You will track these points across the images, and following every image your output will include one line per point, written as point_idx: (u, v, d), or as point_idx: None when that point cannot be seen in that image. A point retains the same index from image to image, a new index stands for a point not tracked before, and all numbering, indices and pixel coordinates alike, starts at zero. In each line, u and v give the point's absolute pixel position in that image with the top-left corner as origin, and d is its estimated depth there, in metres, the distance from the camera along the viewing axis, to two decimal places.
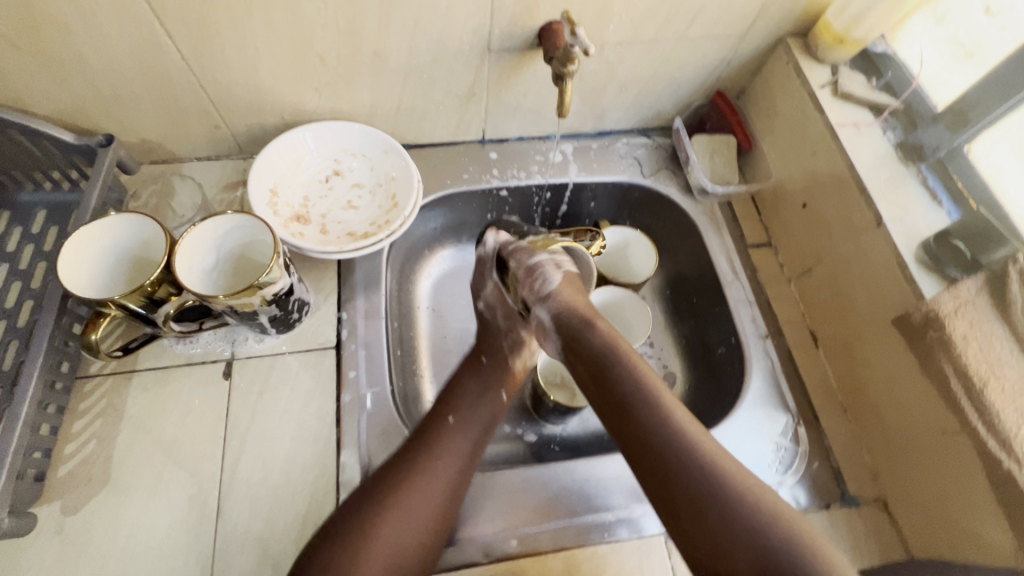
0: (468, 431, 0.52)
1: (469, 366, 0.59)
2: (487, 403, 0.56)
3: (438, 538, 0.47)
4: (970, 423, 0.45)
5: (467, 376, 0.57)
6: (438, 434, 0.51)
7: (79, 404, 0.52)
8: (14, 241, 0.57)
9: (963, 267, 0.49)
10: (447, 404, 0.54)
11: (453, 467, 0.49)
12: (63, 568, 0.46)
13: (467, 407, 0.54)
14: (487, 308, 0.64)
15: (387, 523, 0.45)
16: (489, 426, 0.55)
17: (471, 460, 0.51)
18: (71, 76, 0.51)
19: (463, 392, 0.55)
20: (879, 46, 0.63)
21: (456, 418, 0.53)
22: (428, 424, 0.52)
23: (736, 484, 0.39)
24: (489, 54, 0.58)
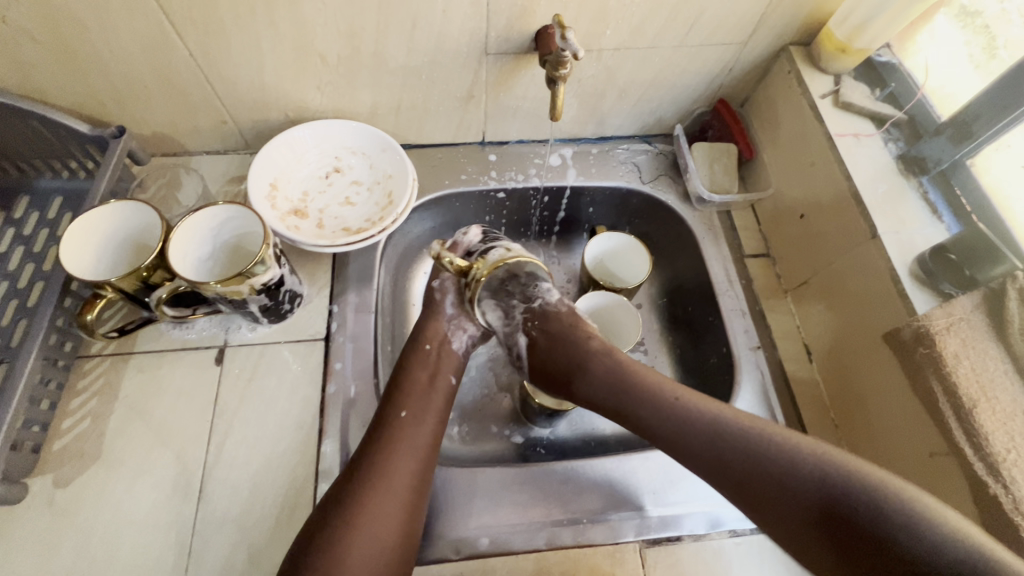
0: (425, 422, 0.52)
1: (412, 353, 0.56)
2: (437, 393, 0.54)
3: (413, 530, 0.47)
4: (957, 445, 0.43)
5: (416, 367, 0.55)
6: (391, 430, 0.50)
7: (78, 381, 0.54)
8: (31, 225, 0.61)
9: (958, 284, 0.48)
10: (398, 398, 0.52)
11: (411, 460, 0.49)
12: (52, 537, 0.48)
13: (418, 400, 0.53)
14: (438, 290, 0.60)
15: (359, 527, 0.45)
16: (442, 415, 0.54)
17: (428, 452, 0.50)
18: (87, 70, 0.54)
19: (413, 384, 0.54)
20: (884, 56, 0.62)
21: (408, 412, 0.52)
22: (381, 419, 0.51)
23: (749, 432, 0.45)
24: (487, 57, 0.59)
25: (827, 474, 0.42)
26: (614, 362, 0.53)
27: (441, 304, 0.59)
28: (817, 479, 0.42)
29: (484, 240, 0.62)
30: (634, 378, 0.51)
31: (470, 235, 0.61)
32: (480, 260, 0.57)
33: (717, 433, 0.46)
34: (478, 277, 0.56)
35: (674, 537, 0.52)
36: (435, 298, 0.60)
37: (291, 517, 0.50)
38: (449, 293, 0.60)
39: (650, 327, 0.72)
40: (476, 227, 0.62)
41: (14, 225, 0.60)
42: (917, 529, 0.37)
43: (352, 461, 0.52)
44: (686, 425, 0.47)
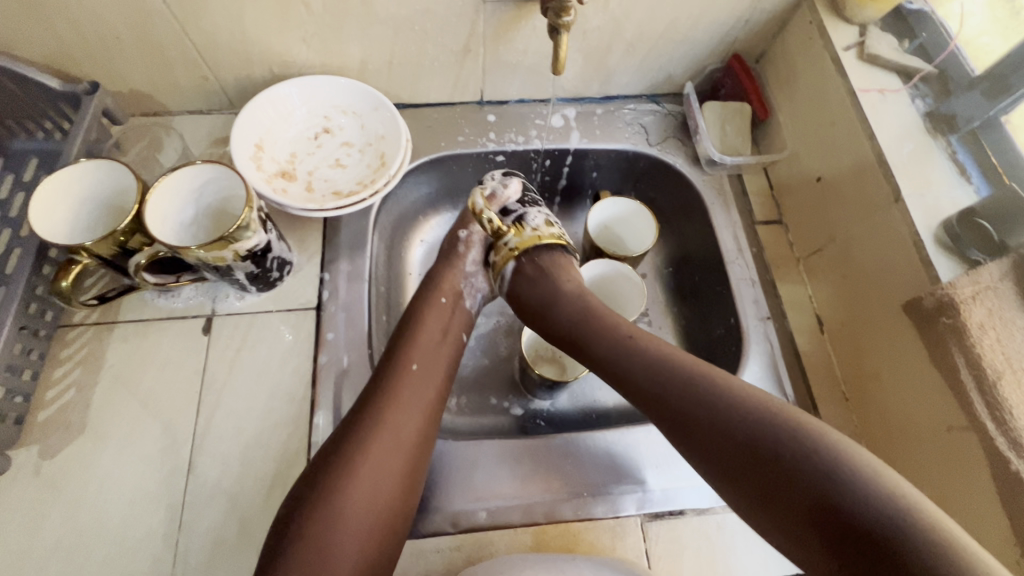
0: (433, 378, 0.50)
1: (426, 306, 0.55)
2: (448, 349, 0.53)
3: (413, 490, 0.45)
4: (979, 419, 0.41)
5: (429, 321, 0.53)
6: (400, 382, 0.48)
7: (60, 351, 0.52)
8: (5, 189, 0.58)
9: (987, 249, 0.45)
10: (408, 350, 0.51)
11: (418, 416, 0.47)
12: (39, 509, 0.47)
13: (428, 356, 0.51)
14: (463, 243, 0.59)
15: (360, 478, 0.43)
16: (450, 373, 0.53)
17: (435, 409, 0.49)
18: (53, 19, 0.50)
19: (424, 338, 0.52)
20: (914, 4, 0.57)
21: (418, 365, 0.50)
22: (388, 371, 0.49)
23: (703, 380, 0.43)
24: (484, 5, 0.54)
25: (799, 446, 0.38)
26: (589, 311, 0.52)
27: (463, 257, 0.59)
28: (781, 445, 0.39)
29: (521, 199, 0.59)
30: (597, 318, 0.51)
31: (510, 190, 0.57)
32: (518, 227, 0.57)
33: (698, 390, 0.43)
34: (508, 244, 0.56)
35: (676, 512, 0.50)
36: (457, 250, 0.59)
37: (284, 491, 0.48)
38: (473, 248, 0.59)
39: (655, 297, 0.70)
40: (517, 180, 0.58)
41: None
42: (868, 497, 0.35)
43: None
44: (664, 382, 0.44)
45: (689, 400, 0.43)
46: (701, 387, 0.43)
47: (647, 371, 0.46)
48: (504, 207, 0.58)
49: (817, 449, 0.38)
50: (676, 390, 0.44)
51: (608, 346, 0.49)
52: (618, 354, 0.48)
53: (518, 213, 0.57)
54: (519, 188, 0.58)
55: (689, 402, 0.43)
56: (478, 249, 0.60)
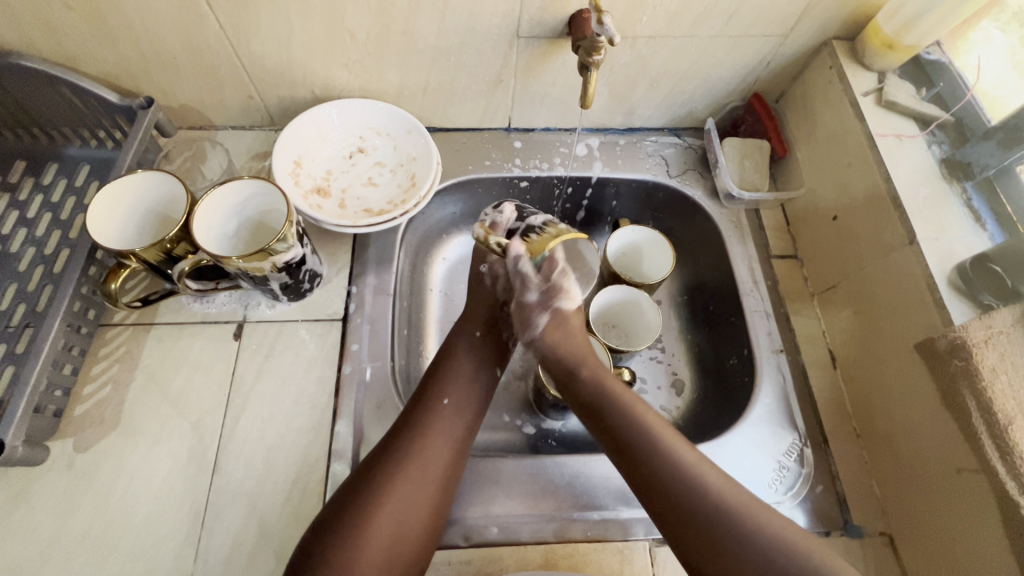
0: (464, 413, 0.52)
1: (461, 340, 0.57)
2: (481, 383, 0.55)
3: (438, 521, 0.47)
4: (989, 462, 0.42)
5: (464, 356, 0.56)
6: (431, 416, 0.50)
7: (99, 349, 0.55)
8: (58, 192, 0.61)
9: (999, 295, 0.46)
10: (443, 384, 0.53)
11: (447, 449, 0.49)
12: (70, 500, 0.49)
13: (461, 390, 0.53)
14: (488, 274, 0.62)
15: (386, 505, 0.45)
16: (481, 408, 0.54)
17: (465, 444, 0.51)
18: (119, 40, 0.54)
19: (458, 372, 0.54)
20: (933, 54, 0.60)
21: (450, 400, 0.52)
22: (423, 403, 0.51)
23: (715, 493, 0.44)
24: (518, 41, 0.57)
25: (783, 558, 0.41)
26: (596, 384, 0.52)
27: (492, 290, 0.61)
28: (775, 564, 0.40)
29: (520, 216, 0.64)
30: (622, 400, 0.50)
31: (505, 214, 0.63)
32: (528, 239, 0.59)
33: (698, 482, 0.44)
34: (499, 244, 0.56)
35: None
36: (484, 278, 0.62)
37: (304, 495, 0.50)
38: (498, 274, 0.62)
39: (669, 324, 0.71)
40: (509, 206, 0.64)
41: (42, 191, 0.61)
42: None
43: (365, 443, 0.52)
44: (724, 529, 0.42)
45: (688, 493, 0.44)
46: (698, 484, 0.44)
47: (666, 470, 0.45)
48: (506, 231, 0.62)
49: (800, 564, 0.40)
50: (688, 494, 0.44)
51: (620, 413, 0.49)
52: (637, 440, 0.47)
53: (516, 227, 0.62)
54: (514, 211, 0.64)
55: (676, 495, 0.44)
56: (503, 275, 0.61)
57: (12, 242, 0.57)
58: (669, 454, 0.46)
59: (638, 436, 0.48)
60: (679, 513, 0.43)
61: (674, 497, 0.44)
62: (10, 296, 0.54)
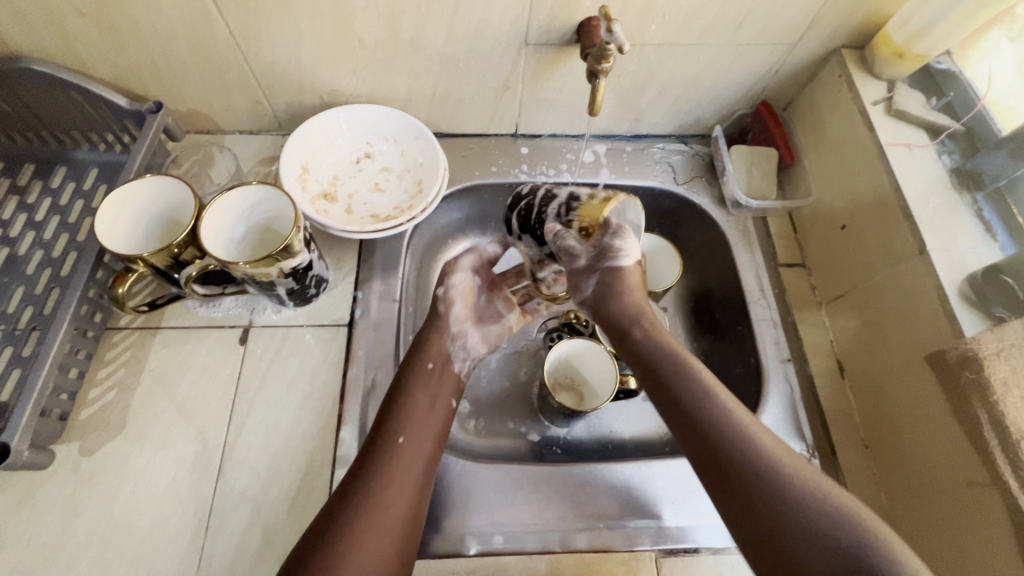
0: (422, 451, 0.47)
1: (409, 372, 0.52)
2: (437, 417, 0.50)
3: (403, 572, 0.42)
4: (1000, 476, 0.41)
5: (417, 388, 0.51)
6: (388, 459, 0.45)
7: (106, 352, 0.55)
8: (67, 195, 0.61)
9: (1011, 307, 0.46)
10: (395, 421, 0.48)
11: (407, 486, 0.45)
12: (75, 504, 0.48)
13: (416, 425, 0.49)
14: (443, 301, 0.58)
15: (349, 560, 0.40)
16: (441, 441, 0.50)
17: (426, 482, 0.46)
18: (129, 45, 0.54)
19: (413, 407, 0.50)
20: (943, 63, 0.59)
21: (406, 438, 0.47)
22: (376, 445, 0.46)
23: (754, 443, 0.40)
24: (526, 48, 0.57)
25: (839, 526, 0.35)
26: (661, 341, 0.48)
27: (447, 317, 0.57)
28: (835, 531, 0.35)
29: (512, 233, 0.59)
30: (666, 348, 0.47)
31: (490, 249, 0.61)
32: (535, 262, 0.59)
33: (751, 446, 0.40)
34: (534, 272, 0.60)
35: (690, 549, 0.51)
36: (438, 310, 0.57)
37: (308, 501, 0.50)
38: (455, 304, 0.58)
39: (675, 331, 0.71)
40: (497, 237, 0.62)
41: (50, 194, 0.61)
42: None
43: None
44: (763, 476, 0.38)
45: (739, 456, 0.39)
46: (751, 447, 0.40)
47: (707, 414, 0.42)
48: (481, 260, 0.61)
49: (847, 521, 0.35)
50: (734, 442, 0.40)
51: (664, 358, 0.47)
52: (677, 383, 0.44)
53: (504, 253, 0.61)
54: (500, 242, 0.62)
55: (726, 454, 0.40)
56: (463, 302, 0.58)
57: (20, 245, 0.57)
58: (706, 395, 0.43)
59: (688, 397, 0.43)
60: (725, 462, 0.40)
61: (713, 441, 0.41)
62: (18, 299, 0.54)
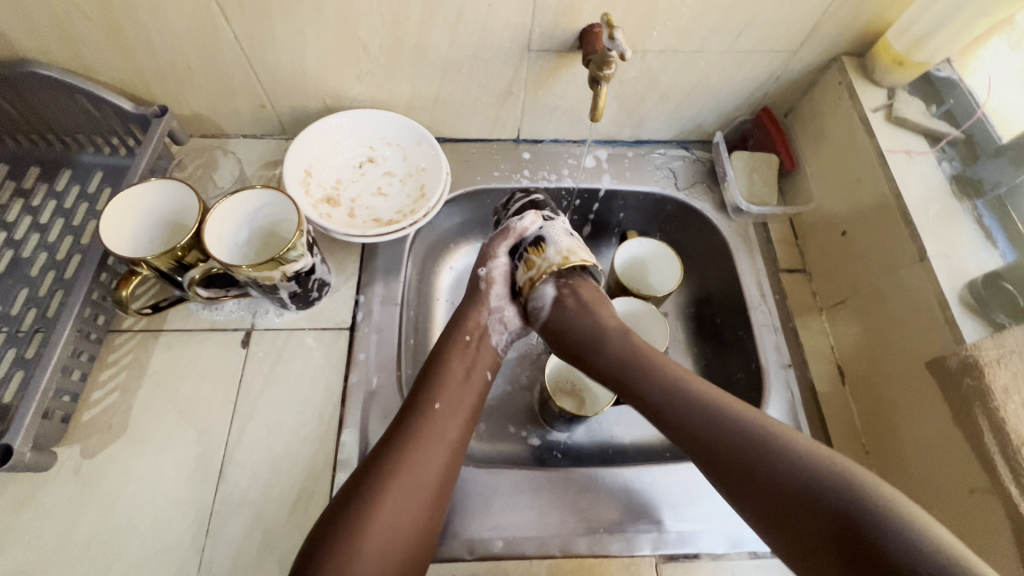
0: (457, 417, 0.51)
1: (450, 345, 0.56)
2: (472, 388, 0.54)
3: (435, 525, 0.46)
4: (1002, 482, 0.41)
5: (452, 359, 0.55)
6: (424, 423, 0.49)
7: (108, 355, 0.55)
8: (71, 198, 0.62)
9: (1011, 313, 0.46)
10: (431, 389, 0.52)
11: (441, 451, 0.48)
12: (76, 507, 0.49)
13: (452, 394, 0.52)
14: (484, 279, 0.59)
15: (382, 514, 0.44)
16: (475, 411, 0.53)
17: (459, 447, 0.50)
18: (136, 50, 0.55)
19: (448, 377, 0.53)
20: (943, 71, 0.60)
21: (441, 404, 0.51)
22: (413, 410, 0.50)
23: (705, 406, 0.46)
24: (528, 54, 0.58)
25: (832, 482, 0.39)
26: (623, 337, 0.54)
27: (486, 293, 0.59)
28: (836, 487, 0.39)
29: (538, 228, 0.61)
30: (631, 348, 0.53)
31: (525, 222, 0.60)
32: (538, 252, 0.59)
33: (730, 422, 0.44)
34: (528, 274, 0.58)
35: (691, 554, 0.51)
36: (480, 286, 0.59)
37: (309, 504, 0.50)
38: (496, 282, 0.59)
39: (677, 336, 0.71)
40: (533, 213, 0.60)
41: (55, 197, 0.61)
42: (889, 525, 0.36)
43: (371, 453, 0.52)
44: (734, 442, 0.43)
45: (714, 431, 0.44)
46: (730, 419, 0.44)
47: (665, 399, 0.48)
48: (518, 240, 0.60)
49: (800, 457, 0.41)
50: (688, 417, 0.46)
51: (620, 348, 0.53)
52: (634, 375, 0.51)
53: (537, 236, 0.59)
54: (536, 219, 0.60)
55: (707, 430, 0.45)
56: (503, 283, 0.60)
57: (24, 247, 0.57)
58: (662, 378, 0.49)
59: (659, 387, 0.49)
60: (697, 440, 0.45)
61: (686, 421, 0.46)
62: (22, 301, 0.54)
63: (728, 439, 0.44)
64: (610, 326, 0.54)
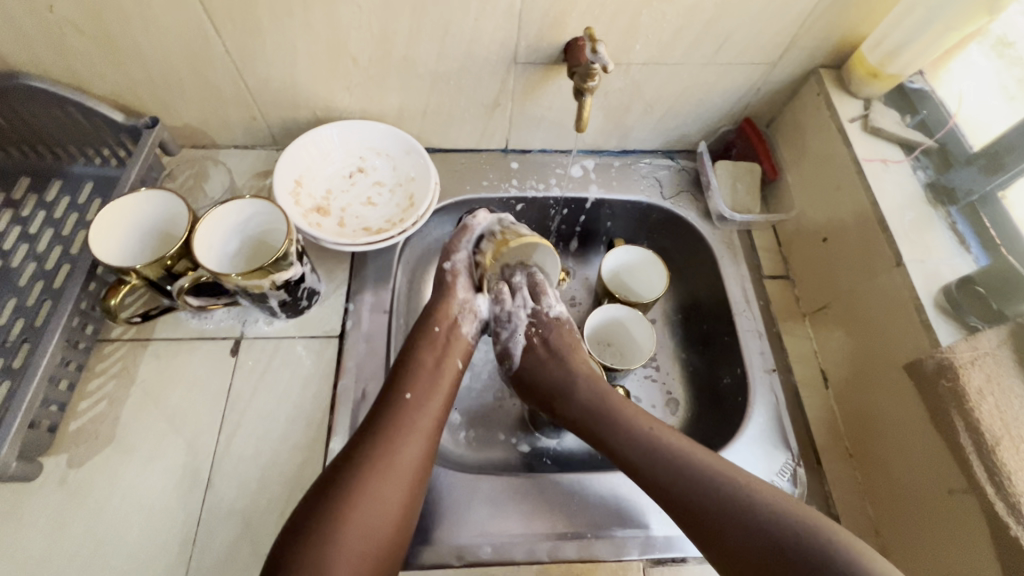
0: (427, 407, 0.51)
1: (421, 334, 0.56)
2: (443, 376, 0.54)
3: (410, 512, 0.47)
4: (978, 482, 0.42)
5: (422, 350, 0.55)
6: (397, 412, 0.50)
7: (97, 364, 0.55)
8: (61, 209, 0.62)
9: (984, 316, 0.47)
10: (403, 379, 0.52)
11: (416, 442, 0.49)
12: (62, 516, 0.48)
13: (425, 384, 0.52)
14: (450, 273, 0.60)
15: (358, 507, 0.44)
16: (448, 401, 0.54)
17: (433, 437, 0.50)
18: (128, 63, 0.56)
19: (420, 367, 0.53)
20: (916, 83, 0.62)
21: (414, 395, 0.51)
22: (385, 402, 0.50)
23: (668, 453, 0.48)
24: (515, 66, 0.59)
25: (802, 548, 0.41)
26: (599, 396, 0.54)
27: (453, 287, 0.60)
28: (761, 527, 0.43)
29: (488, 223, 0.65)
30: (608, 402, 0.53)
31: (479, 218, 0.62)
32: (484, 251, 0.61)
33: (686, 472, 0.47)
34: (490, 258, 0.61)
35: (678, 558, 0.51)
36: (446, 279, 0.61)
37: None
38: (461, 274, 0.61)
39: (664, 342, 0.71)
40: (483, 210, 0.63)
41: (45, 208, 0.62)
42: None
43: None
44: (696, 491, 0.46)
45: (676, 482, 0.47)
46: (686, 466, 0.47)
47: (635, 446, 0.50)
48: (476, 235, 0.62)
49: (746, 502, 0.44)
50: (659, 460, 0.48)
51: (584, 392, 0.55)
52: (597, 415, 0.53)
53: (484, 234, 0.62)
54: (488, 215, 0.63)
55: (688, 489, 0.46)
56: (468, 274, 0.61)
57: (13, 257, 0.58)
58: (628, 423, 0.51)
59: (634, 444, 0.50)
60: (676, 493, 0.47)
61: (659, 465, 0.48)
62: (10, 310, 0.54)
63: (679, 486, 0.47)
64: (579, 374, 0.56)
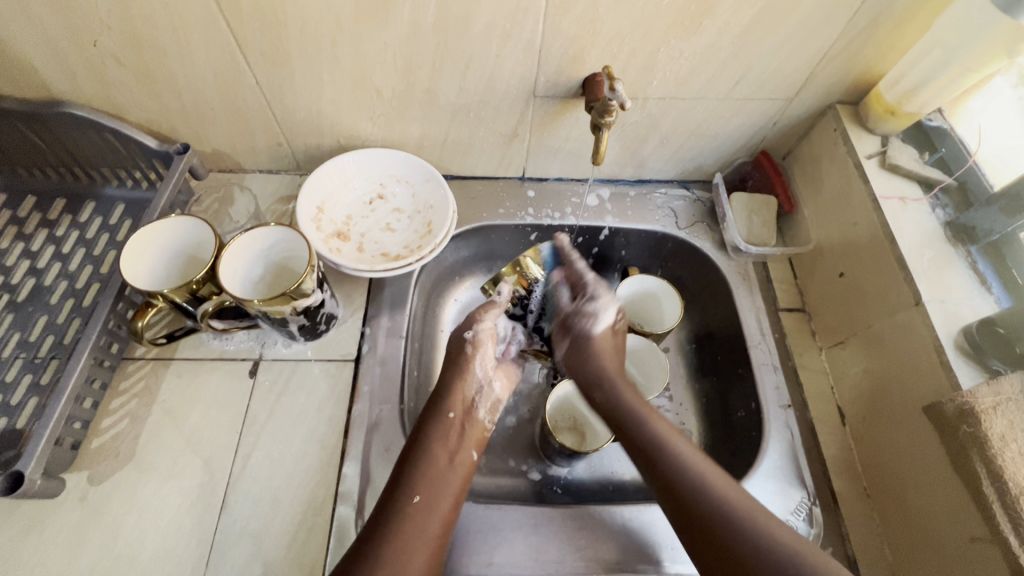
0: (437, 510, 0.49)
1: (433, 421, 0.55)
2: (455, 474, 0.52)
3: None
4: (1000, 532, 0.41)
5: (434, 443, 0.53)
6: (403, 519, 0.47)
7: (121, 382, 0.57)
8: (93, 229, 0.64)
9: (1008, 361, 0.46)
10: (411, 478, 0.50)
11: (420, 557, 0.46)
12: (80, 535, 0.49)
13: (430, 484, 0.50)
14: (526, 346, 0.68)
15: None
16: (456, 501, 0.51)
17: (439, 547, 0.48)
18: (163, 92, 0.58)
19: (430, 464, 0.51)
20: (935, 120, 0.62)
21: (421, 498, 0.49)
22: (391, 502, 0.48)
23: (698, 475, 0.48)
24: (534, 99, 0.60)
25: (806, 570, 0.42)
26: (632, 402, 0.56)
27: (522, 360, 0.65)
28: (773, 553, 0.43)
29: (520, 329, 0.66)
30: (638, 411, 0.55)
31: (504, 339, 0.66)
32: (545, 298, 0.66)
33: (715, 494, 0.47)
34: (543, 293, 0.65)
35: None
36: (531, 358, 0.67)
37: (309, 537, 0.50)
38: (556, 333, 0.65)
39: (677, 371, 0.71)
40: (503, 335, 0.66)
41: (78, 228, 0.64)
42: None
43: (371, 485, 0.53)
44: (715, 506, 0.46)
45: (704, 492, 0.47)
46: (716, 490, 0.47)
47: (665, 459, 0.50)
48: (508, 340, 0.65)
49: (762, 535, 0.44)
50: (692, 482, 0.48)
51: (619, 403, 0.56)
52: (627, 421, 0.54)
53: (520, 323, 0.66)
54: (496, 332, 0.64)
55: (701, 500, 0.47)
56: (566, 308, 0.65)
57: (46, 275, 0.60)
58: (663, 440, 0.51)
59: (665, 458, 0.50)
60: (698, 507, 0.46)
61: (677, 480, 0.48)
62: (40, 328, 0.56)
63: (689, 493, 0.47)
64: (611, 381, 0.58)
